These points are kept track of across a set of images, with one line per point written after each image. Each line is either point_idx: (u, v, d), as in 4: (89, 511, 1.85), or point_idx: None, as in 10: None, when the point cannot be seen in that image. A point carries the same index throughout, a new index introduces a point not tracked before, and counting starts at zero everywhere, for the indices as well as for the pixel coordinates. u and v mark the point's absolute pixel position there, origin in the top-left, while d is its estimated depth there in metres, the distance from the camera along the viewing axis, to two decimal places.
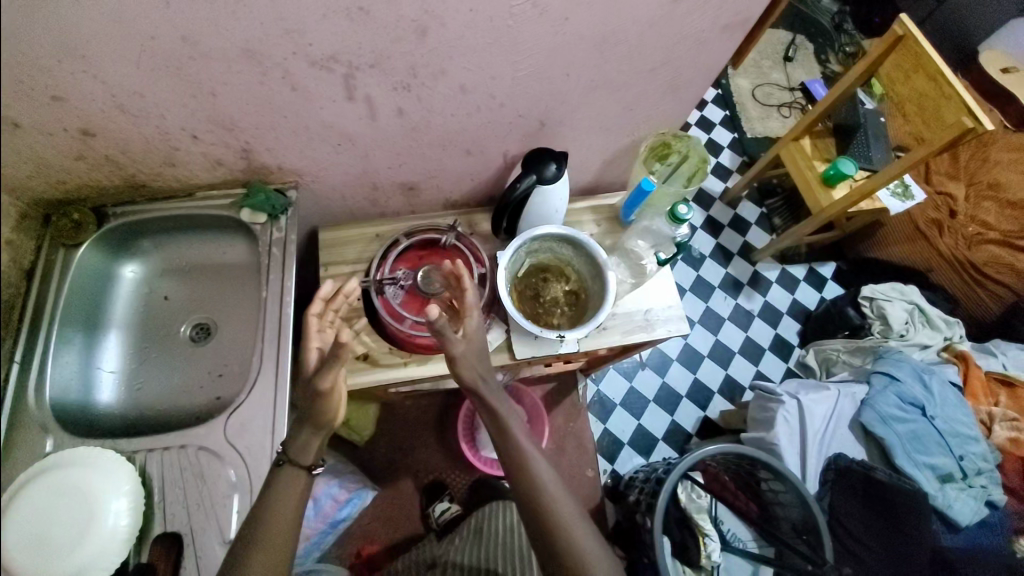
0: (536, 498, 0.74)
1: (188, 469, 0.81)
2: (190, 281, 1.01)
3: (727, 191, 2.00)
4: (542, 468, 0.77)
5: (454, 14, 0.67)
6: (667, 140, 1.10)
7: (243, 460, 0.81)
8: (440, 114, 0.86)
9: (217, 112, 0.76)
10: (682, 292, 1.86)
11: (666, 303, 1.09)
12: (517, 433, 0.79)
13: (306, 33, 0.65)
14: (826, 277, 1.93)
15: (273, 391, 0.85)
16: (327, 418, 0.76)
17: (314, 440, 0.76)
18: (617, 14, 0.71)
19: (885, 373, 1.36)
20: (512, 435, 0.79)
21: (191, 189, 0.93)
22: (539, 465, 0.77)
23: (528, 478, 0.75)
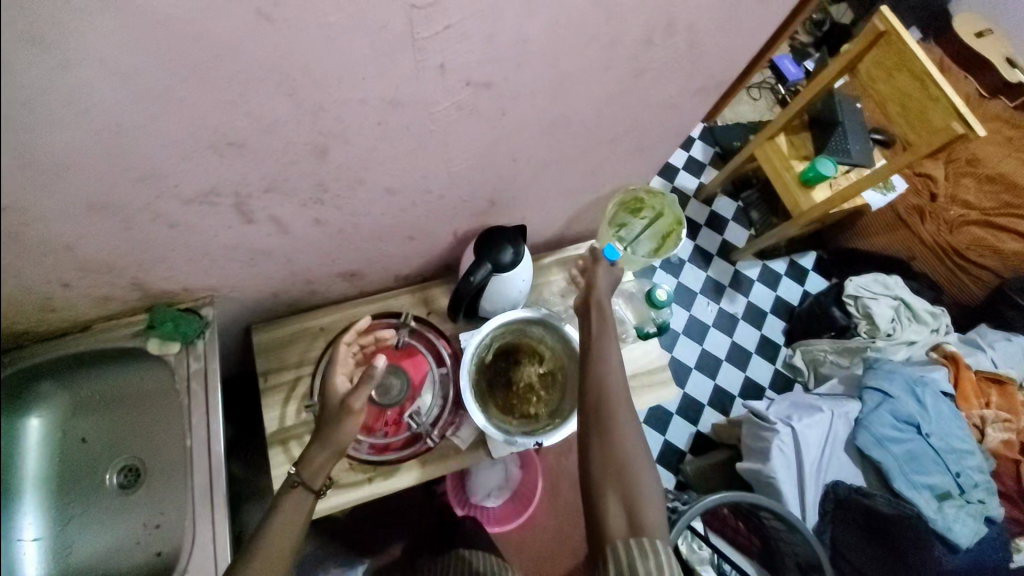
0: (599, 388, 0.67)
1: None
2: (107, 418, 0.86)
3: (702, 187, 1.84)
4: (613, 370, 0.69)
5: (358, 131, 0.52)
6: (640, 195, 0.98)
7: None
8: (368, 215, 0.71)
9: (84, 261, 0.60)
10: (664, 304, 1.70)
11: (646, 368, 0.96)
12: (609, 329, 0.74)
13: (168, 176, 0.50)
14: (807, 269, 1.82)
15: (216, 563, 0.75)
16: (339, 444, 0.72)
17: (325, 466, 0.72)
18: (567, 98, 0.57)
19: (878, 389, 1.33)
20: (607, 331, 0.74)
21: (85, 324, 0.78)
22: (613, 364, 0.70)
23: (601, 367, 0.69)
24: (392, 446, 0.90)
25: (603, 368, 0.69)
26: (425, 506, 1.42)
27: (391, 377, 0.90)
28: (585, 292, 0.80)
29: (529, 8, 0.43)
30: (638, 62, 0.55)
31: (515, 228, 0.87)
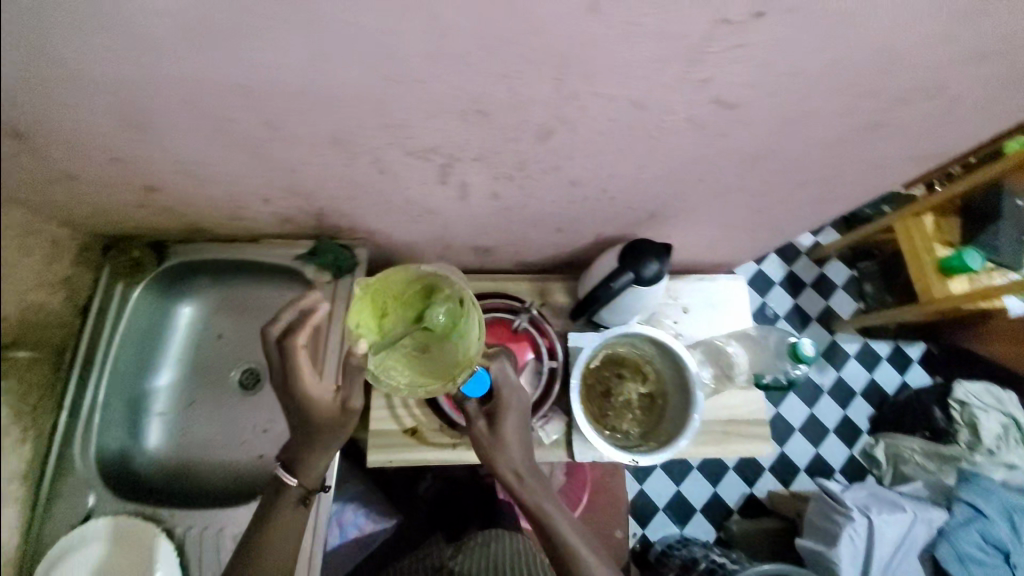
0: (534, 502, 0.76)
1: (211, 553, 0.76)
2: (245, 323, 0.93)
3: (817, 246, 1.72)
4: (516, 460, 0.77)
5: (589, 123, 0.53)
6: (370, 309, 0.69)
7: None
8: (539, 200, 0.73)
9: (295, 184, 0.66)
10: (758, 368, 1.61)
11: (744, 417, 0.92)
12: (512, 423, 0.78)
13: (409, 128, 0.54)
14: (911, 359, 1.68)
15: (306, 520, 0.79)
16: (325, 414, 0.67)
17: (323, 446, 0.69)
18: (792, 135, 0.56)
19: (971, 505, 1.25)
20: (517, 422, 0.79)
21: (256, 235, 0.85)
22: (511, 451, 0.77)
23: (504, 461, 0.77)
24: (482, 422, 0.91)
25: (506, 460, 0.77)
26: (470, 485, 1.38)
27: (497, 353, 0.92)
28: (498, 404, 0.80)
29: (818, 44, 0.43)
30: (880, 114, 0.54)
31: (662, 240, 0.84)
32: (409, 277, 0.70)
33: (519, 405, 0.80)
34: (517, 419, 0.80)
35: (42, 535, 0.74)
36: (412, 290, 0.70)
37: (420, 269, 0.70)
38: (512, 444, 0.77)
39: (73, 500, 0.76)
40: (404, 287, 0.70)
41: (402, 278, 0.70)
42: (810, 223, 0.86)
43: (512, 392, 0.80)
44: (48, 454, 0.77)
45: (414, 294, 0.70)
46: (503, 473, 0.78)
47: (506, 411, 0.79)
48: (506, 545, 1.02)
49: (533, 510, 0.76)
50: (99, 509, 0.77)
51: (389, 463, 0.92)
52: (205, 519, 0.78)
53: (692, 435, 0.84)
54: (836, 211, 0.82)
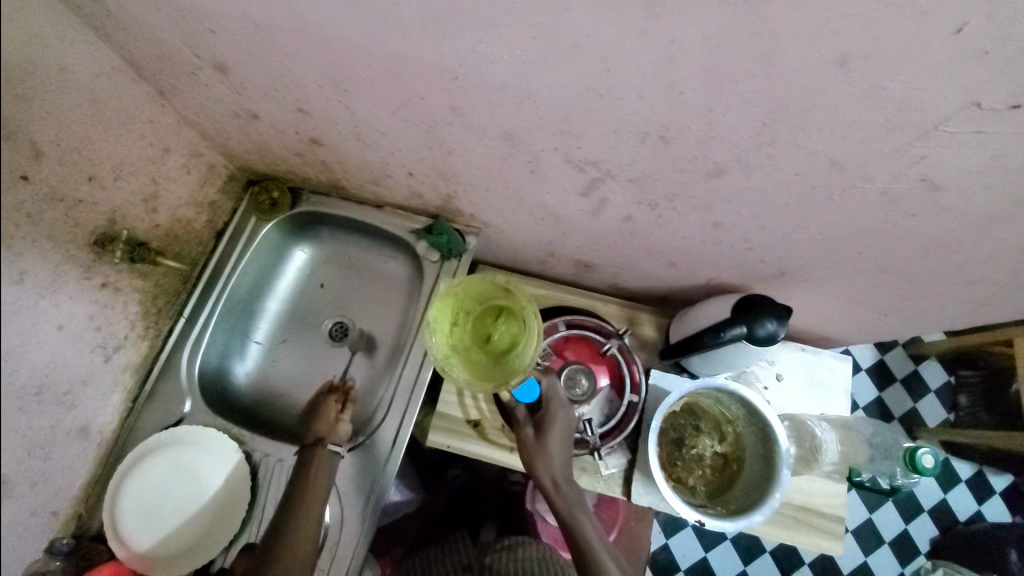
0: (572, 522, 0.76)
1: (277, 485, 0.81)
2: (348, 280, 0.97)
3: (917, 342, 1.58)
4: (556, 468, 0.78)
5: (768, 172, 0.51)
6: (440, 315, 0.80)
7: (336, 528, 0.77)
8: (668, 233, 0.72)
9: (444, 165, 0.68)
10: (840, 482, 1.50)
11: (818, 507, 0.87)
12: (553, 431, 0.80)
13: (583, 139, 0.54)
14: (993, 489, 1.51)
15: (373, 483, 0.80)
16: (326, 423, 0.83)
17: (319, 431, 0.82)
18: (982, 233, 0.52)
19: None
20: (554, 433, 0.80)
21: (381, 202, 0.89)
22: (554, 459, 0.78)
23: (544, 467, 0.79)
24: None
25: (545, 465, 0.79)
26: (496, 486, 1.33)
27: (580, 374, 0.91)
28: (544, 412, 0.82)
29: None
30: None
31: (782, 302, 0.80)
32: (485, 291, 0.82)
33: (565, 419, 0.82)
34: (563, 435, 0.81)
35: (138, 425, 0.81)
36: (480, 309, 0.82)
37: (488, 289, 0.82)
38: (555, 453, 0.78)
39: (171, 401, 0.83)
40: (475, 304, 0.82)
41: (479, 291, 0.82)
42: (947, 322, 0.79)
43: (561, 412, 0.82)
44: (159, 354, 0.83)
45: (482, 310, 0.81)
46: (542, 478, 0.79)
47: (552, 421, 0.82)
48: (533, 549, 0.98)
49: (565, 517, 0.77)
50: (191, 417, 0.83)
51: (447, 448, 0.92)
52: (281, 451, 0.82)
53: (769, 513, 0.77)
54: (982, 318, 0.75)
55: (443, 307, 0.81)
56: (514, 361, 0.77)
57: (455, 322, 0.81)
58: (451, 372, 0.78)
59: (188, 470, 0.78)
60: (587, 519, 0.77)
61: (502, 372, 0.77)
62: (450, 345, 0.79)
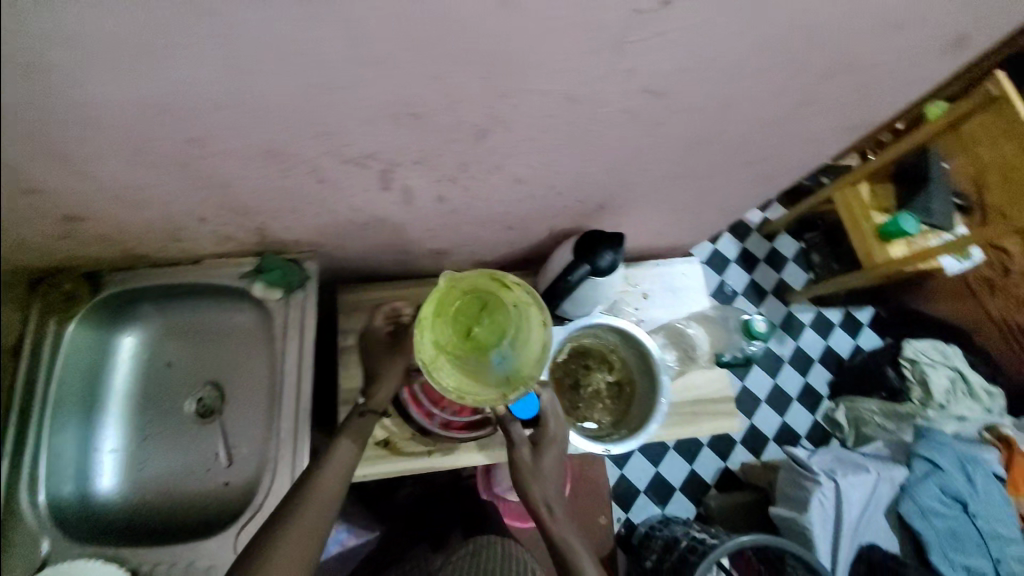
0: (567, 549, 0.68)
1: None
2: (196, 348, 0.89)
3: (766, 223, 1.78)
4: (552, 494, 0.73)
5: (526, 119, 0.53)
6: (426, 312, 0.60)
7: None
8: (486, 200, 0.73)
9: (230, 201, 0.63)
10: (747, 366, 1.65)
11: (709, 396, 0.95)
12: (547, 451, 0.76)
13: (343, 136, 0.52)
14: (861, 323, 1.73)
15: None
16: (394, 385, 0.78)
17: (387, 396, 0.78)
18: (724, 120, 0.58)
19: (927, 459, 1.30)
20: (546, 451, 0.76)
21: (197, 257, 0.81)
22: (551, 483, 0.74)
23: (540, 490, 0.73)
24: (456, 425, 0.89)
25: (542, 489, 0.73)
26: (450, 488, 1.33)
27: None
28: (540, 431, 0.77)
29: (737, 28, 0.44)
30: (806, 94, 0.55)
31: (616, 230, 0.85)
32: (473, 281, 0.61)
33: (562, 438, 0.77)
34: (559, 453, 0.77)
35: None
36: (465, 302, 0.61)
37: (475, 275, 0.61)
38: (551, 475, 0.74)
39: (25, 551, 0.72)
40: (459, 296, 0.61)
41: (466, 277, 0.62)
42: (755, 201, 0.88)
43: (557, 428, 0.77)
44: None
45: (469, 302, 0.60)
46: (534, 504, 0.73)
47: (551, 443, 0.76)
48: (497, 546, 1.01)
49: (556, 546, 0.69)
50: (56, 554, 0.73)
51: (364, 478, 0.89)
52: (178, 553, 0.75)
53: (662, 418, 0.85)
54: (777, 188, 0.85)
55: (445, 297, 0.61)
56: (518, 364, 0.58)
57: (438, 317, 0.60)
58: (438, 380, 0.58)
59: None
60: (581, 544, 0.69)
61: (506, 377, 0.57)
62: (442, 341, 0.59)
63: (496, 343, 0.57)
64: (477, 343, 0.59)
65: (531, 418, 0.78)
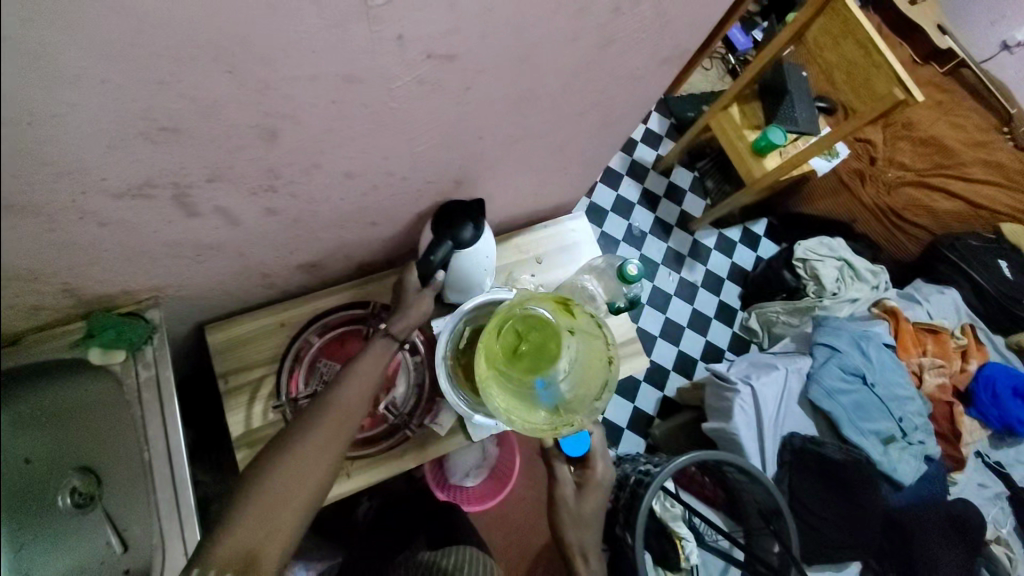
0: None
1: None
2: (54, 430, 0.74)
3: (659, 159, 1.82)
4: (589, 540, 0.79)
5: (311, 110, 0.47)
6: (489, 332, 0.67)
7: None
8: (327, 202, 0.67)
9: (2, 269, 0.53)
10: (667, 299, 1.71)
11: (615, 342, 0.97)
12: (588, 493, 0.80)
13: (95, 169, 0.44)
14: (759, 235, 1.84)
15: None
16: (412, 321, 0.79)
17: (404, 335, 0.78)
18: (534, 72, 0.55)
19: (826, 344, 1.42)
20: (586, 494, 0.80)
21: (11, 336, 0.70)
22: (589, 529, 0.79)
23: (577, 535, 0.78)
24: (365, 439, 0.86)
25: (578, 533, 0.79)
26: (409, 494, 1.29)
27: None
28: (583, 473, 0.81)
29: None
30: (605, 30, 0.53)
31: (475, 203, 0.81)
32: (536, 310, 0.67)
33: (604, 480, 0.81)
34: (600, 495, 0.81)
35: None
36: (523, 329, 0.66)
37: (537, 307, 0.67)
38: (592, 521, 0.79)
39: None
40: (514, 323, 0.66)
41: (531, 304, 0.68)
42: (616, 146, 0.88)
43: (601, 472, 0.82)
44: None
45: (524, 330, 0.65)
46: (568, 542, 0.79)
47: (591, 486, 0.81)
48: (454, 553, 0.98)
49: None
50: None
51: None
52: None
53: None
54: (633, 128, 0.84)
55: (509, 320, 0.66)
56: (568, 397, 0.64)
57: (497, 338, 0.66)
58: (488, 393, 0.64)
59: None
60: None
61: (553, 406, 0.64)
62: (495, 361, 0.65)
63: (548, 371, 0.62)
64: (528, 367, 0.63)
65: (579, 456, 0.81)
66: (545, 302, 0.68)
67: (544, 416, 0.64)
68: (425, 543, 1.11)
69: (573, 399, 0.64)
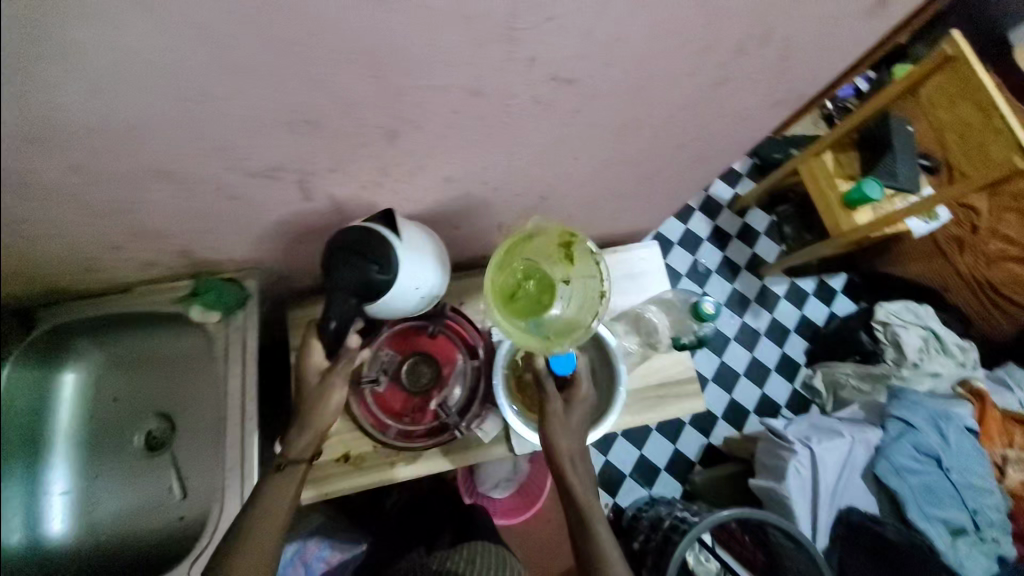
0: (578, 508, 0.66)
1: None
2: (139, 377, 0.86)
3: (736, 198, 1.76)
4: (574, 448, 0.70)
5: (432, 117, 0.50)
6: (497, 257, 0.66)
7: None
8: (421, 202, 0.70)
9: (142, 226, 0.60)
10: (726, 342, 1.64)
11: (674, 380, 0.94)
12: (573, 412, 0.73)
13: (239, 150, 0.49)
14: (836, 290, 1.74)
15: None
16: (322, 426, 0.73)
17: (308, 449, 0.73)
18: (644, 103, 0.56)
19: (900, 419, 1.31)
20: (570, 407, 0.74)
21: (130, 284, 0.78)
22: (574, 433, 0.71)
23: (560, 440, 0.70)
24: (416, 432, 0.87)
25: (560, 444, 0.70)
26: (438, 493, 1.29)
27: (420, 363, 0.90)
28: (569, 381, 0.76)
29: (631, 6, 0.41)
30: (723, 70, 0.53)
31: (375, 224, 0.64)
32: (542, 243, 0.67)
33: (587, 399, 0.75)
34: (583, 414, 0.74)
35: None
36: (525, 260, 0.66)
37: (541, 238, 0.67)
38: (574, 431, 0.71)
39: None
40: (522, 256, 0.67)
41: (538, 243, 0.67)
42: (705, 181, 0.87)
43: (580, 398, 0.75)
44: None
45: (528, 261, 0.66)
46: (555, 447, 0.70)
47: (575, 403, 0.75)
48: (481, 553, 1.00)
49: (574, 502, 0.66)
50: None
51: (321, 496, 0.84)
52: None
53: (622, 410, 0.82)
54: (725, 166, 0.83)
55: (517, 243, 0.66)
56: (558, 327, 0.63)
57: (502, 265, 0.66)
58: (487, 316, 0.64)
59: None
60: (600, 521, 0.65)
61: (544, 334, 0.63)
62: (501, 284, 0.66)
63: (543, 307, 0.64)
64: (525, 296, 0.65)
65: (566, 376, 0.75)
66: (550, 228, 0.67)
67: (536, 340, 0.63)
68: (449, 543, 1.14)
69: (563, 326, 0.64)
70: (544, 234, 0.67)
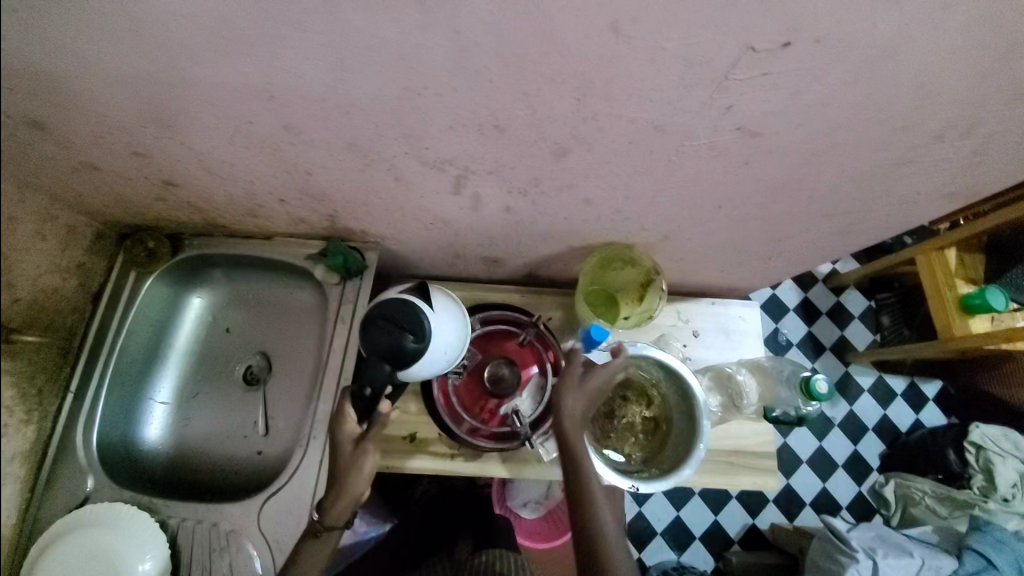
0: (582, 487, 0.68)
1: (218, 551, 0.76)
2: (252, 317, 0.93)
3: (834, 275, 1.67)
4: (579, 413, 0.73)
5: (607, 144, 0.52)
6: (605, 260, 0.87)
7: (270, 548, 0.75)
8: (551, 216, 0.72)
9: (310, 187, 0.66)
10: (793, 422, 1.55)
11: (751, 449, 0.90)
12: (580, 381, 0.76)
13: (426, 139, 0.53)
14: (926, 397, 1.61)
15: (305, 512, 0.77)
16: (356, 495, 0.70)
17: (344, 516, 0.71)
18: (816, 168, 0.55)
19: (981, 555, 1.20)
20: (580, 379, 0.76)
21: (270, 233, 0.85)
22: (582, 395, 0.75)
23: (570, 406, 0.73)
24: (484, 432, 0.88)
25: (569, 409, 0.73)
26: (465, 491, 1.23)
27: (502, 367, 0.90)
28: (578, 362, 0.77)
29: (850, 76, 0.42)
30: (910, 152, 0.52)
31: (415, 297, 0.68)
32: (638, 271, 0.86)
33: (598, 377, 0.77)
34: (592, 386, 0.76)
35: (42, 514, 0.76)
36: (622, 278, 0.89)
37: (641, 268, 0.86)
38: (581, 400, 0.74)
39: (72, 481, 0.78)
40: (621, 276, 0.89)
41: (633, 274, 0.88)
42: (832, 254, 0.83)
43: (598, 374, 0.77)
44: (51, 436, 0.79)
45: (624, 282, 0.89)
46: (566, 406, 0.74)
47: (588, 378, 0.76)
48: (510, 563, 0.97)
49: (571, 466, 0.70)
50: (97, 493, 0.78)
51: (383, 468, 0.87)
52: (200, 513, 0.78)
53: (697, 466, 0.80)
54: (861, 244, 0.79)
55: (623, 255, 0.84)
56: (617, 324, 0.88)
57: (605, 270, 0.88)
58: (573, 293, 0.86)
59: (119, 555, 0.72)
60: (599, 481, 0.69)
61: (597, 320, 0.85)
62: (590, 285, 0.88)
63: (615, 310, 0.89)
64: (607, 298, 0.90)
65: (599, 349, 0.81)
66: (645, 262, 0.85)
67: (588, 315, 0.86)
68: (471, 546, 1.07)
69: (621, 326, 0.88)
70: (644, 267, 0.86)
